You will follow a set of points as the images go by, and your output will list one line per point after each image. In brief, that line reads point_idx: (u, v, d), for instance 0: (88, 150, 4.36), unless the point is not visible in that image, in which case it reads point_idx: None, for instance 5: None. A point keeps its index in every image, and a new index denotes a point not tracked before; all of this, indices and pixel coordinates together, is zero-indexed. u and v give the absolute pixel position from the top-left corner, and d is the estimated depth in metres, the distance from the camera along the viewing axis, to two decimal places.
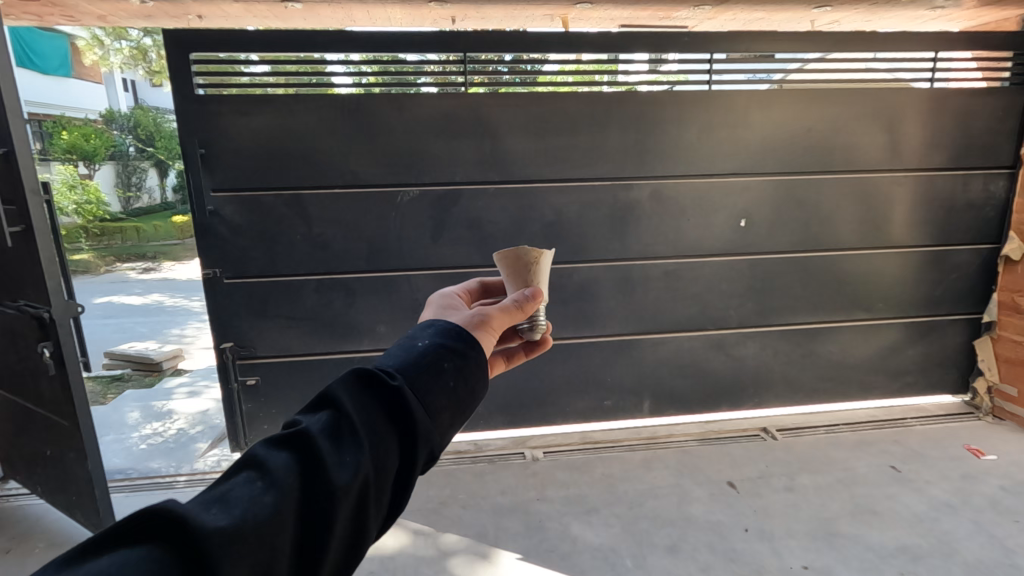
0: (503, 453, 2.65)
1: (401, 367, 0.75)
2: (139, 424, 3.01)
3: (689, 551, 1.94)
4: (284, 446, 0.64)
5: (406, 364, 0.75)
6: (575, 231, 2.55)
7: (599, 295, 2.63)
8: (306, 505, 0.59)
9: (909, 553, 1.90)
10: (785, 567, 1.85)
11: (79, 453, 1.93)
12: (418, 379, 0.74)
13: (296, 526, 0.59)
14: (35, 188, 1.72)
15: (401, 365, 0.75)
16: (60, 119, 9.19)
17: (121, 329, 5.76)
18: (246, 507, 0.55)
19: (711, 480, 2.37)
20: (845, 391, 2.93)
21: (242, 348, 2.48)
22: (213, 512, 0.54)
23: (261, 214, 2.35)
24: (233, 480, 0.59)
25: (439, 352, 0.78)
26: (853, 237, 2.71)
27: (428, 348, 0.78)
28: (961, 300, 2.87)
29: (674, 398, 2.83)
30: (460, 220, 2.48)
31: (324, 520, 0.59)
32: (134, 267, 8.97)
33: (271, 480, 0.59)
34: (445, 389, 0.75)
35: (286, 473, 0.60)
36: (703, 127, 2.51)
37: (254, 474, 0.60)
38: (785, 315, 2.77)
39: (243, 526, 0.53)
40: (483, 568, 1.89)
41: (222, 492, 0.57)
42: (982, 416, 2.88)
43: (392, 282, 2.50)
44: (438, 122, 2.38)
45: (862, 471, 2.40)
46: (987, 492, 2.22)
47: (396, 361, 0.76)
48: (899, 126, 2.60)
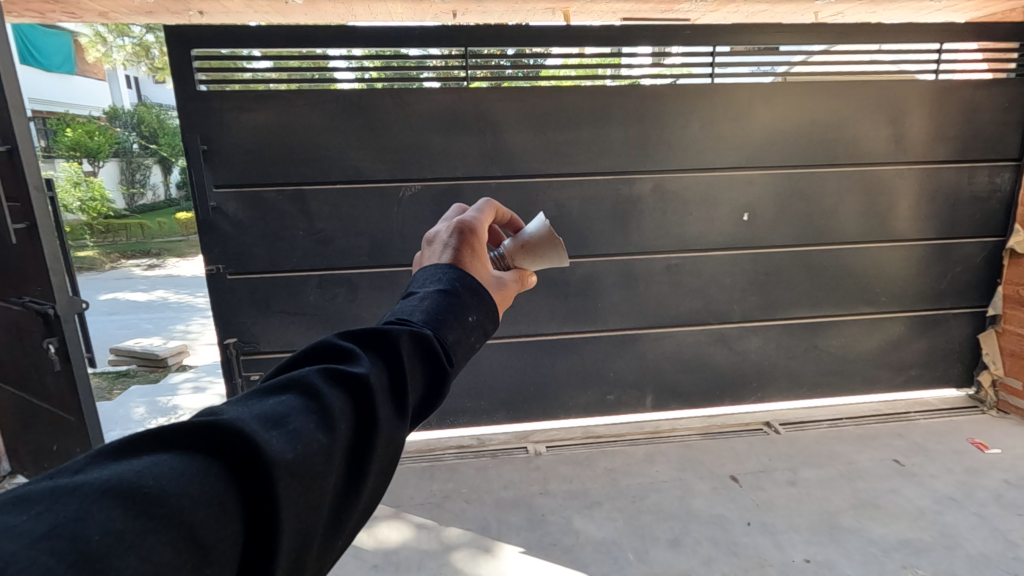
0: (506, 447, 2.65)
1: (436, 319, 0.73)
2: (145, 419, 3.03)
3: (691, 544, 1.95)
4: (332, 381, 0.61)
5: (441, 316, 0.74)
6: (577, 226, 2.55)
7: (601, 290, 2.63)
8: (352, 455, 0.59)
9: (911, 546, 1.90)
10: (787, 560, 1.86)
11: (86, 448, 1.94)
12: (451, 336, 0.73)
13: (343, 469, 0.58)
14: (39, 185, 1.73)
15: (439, 320, 0.73)
16: (64, 116, 9.22)
17: (127, 325, 5.80)
18: (310, 441, 0.53)
19: (714, 474, 2.38)
20: (849, 385, 2.93)
21: (245, 343, 2.50)
22: (276, 434, 0.51)
23: (264, 210, 2.36)
24: (285, 403, 0.56)
25: (470, 311, 0.77)
26: (857, 230, 2.70)
27: (459, 303, 0.77)
28: (966, 293, 2.85)
29: (677, 392, 2.83)
30: None
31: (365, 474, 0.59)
32: (138, 264, 9.01)
33: (329, 418, 0.57)
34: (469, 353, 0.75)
35: (340, 413, 0.58)
36: (707, 121, 2.50)
37: (307, 404, 0.57)
38: (789, 309, 2.77)
39: (309, 462, 0.51)
40: (486, 561, 1.90)
41: (281, 415, 0.54)
42: (986, 410, 2.87)
43: (395, 277, 2.50)
44: (441, 117, 2.37)
45: (865, 465, 2.40)
46: (991, 486, 2.22)
47: (430, 311, 0.74)
48: (905, 118, 2.58)
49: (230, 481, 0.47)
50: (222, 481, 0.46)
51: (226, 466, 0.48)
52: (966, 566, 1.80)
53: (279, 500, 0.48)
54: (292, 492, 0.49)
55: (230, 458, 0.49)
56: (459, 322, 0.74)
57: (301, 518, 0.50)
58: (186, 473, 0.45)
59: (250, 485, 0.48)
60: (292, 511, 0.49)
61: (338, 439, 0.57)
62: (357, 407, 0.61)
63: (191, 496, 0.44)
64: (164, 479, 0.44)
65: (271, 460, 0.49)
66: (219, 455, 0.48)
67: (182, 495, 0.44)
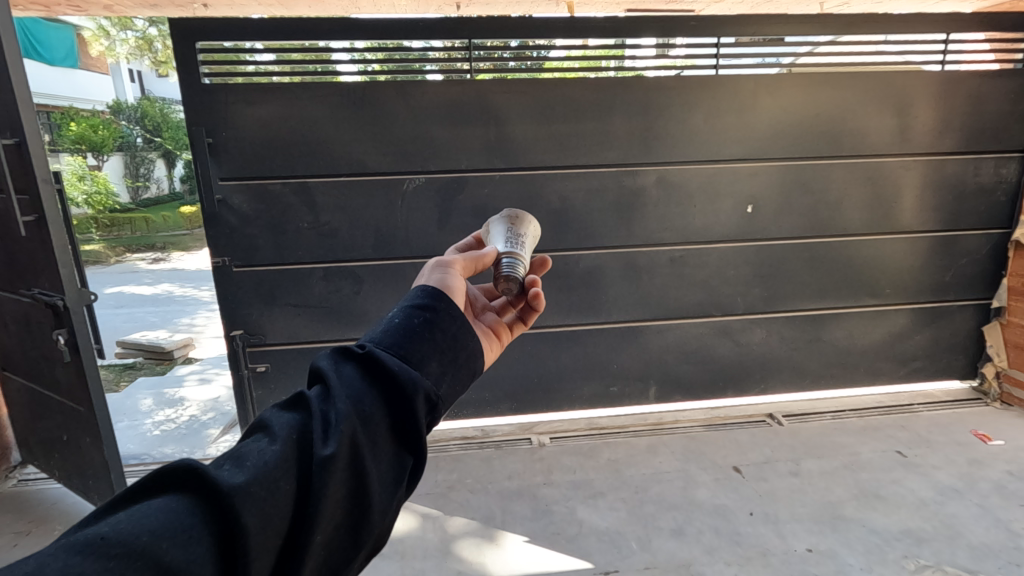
0: (509, 439, 2.67)
1: (377, 332, 0.77)
2: (152, 411, 3.06)
3: (694, 534, 1.96)
4: (283, 412, 0.68)
5: (382, 328, 0.77)
6: (581, 218, 2.55)
7: (605, 282, 2.64)
8: (302, 469, 0.61)
9: (913, 536, 1.91)
10: (789, 549, 1.87)
11: (95, 439, 1.97)
12: (391, 337, 0.75)
13: (299, 483, 0.60)
14: (47, 178, 1.74)
15: (378, 334, 0.76)
16: (69, 110, 9.26)
17: (133, 319, 5.84)
18: (255, 462, 0.58)
19: (716, 465, 2.39)
20: (851, 377, 2.94)
21: (251, 335, 2.51)
22: (226, 467, 0.57)
23: (268, 203, 2.37)
24: (243, 442, 0.64)
25: (412, 313, 0.78)
26: (861, 222, 2.70)
27: (401, 311, 0.79)
28: (970, 285, 2.85)
29: (680, 384, 2.84)
30: (466, 208, 2.48)
31: (320, 479, 0.60)
32: (144, 257, 9.04)
33: (276, 437, 0.63)
34: (424, 344, 0.75)
35: (282, 431, 0.64)
36: (710, 113, 2.49)
37: (258, 436, 0.64)
38: (792, 301, 2.77)
39: (255, 479, 0.56)
40: (491, 550, 1.92)
41: (235, 452, 0.61)
42: (990, 401, 2.87)
43: (399, 269, 2.52)
44: (444, 110, 2.37)
45: (867, 456, 2.41)
46: (993, 477, 2.22)
47: (374, 329, 0.78)
48: (910, 110, 2.57)
49: (188, 511, 0.52)
50: (179, 512, 0.52)
51: (182, 500, 0.53)
52: (968, 555, 1.81)
53: (237, 518, 0.53)
54: (243, 508, 0.54)
55: (185, 494, 0.54)
56: (399, 326, 0.76)
57: (256, 526, 0.54)
58: (142, 515, 0.50)
59: (205, 511, 0.53)
60: (247, 523, 0.53)
61: (280, 452, 0.61)
62: (302, 428, 0.64)
63: (148, 531, 0.49)
64: (121, 524, 0.49)
65: (216, 484, 0.54)
66: (176, 495, 0.54)
67: (141, 531, 0.49)
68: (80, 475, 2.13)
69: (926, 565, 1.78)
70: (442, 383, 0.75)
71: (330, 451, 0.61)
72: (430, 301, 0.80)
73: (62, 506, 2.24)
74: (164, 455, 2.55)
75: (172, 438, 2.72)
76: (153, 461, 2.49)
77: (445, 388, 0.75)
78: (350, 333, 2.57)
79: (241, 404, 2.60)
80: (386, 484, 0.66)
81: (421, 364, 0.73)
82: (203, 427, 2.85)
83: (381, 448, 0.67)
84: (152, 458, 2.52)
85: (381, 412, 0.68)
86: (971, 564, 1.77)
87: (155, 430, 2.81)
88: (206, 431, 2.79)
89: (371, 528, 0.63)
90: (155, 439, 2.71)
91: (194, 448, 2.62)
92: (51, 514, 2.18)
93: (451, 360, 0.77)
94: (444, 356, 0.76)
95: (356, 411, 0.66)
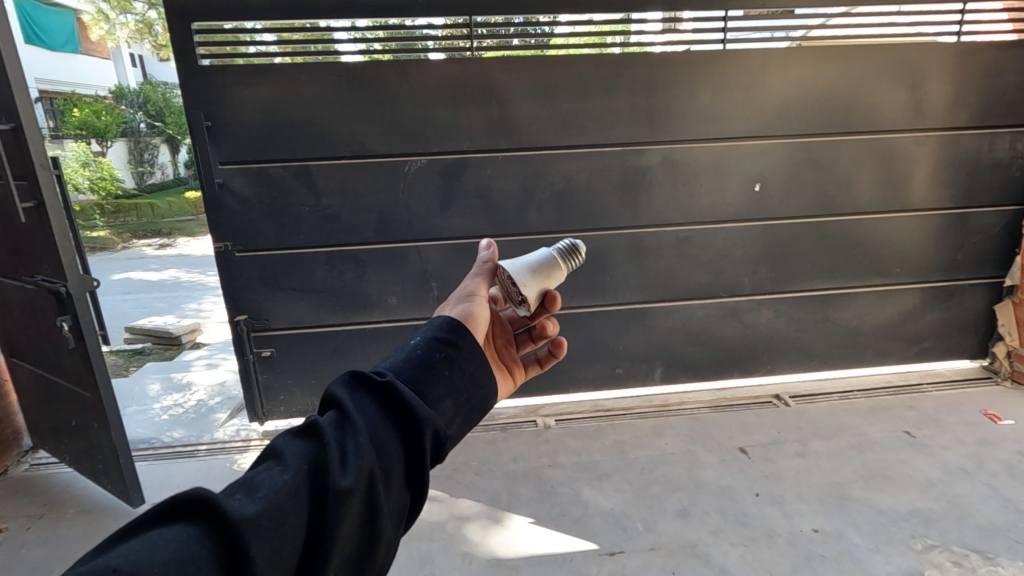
0: (514, 421, 2.67)
1: (395, 361, 0.77)
2: (160, 395, 3.08)
3: (699, 514, 1.96)
4: (295, 438, 0.66)
5: (400, 360, 0.77)
6: (585, 199, 2.52)
7: (609, 262, 2.61)
8: (316, 499, 0.60)
9: (920, 516, 1.90)
10: (795, 529, 1.87)
11: (102, 424, 1.98)
12: (409, 370, 0.75)
13: (312, 514, 0.59)
14: (45, 163, 1.73)
15: (396, 365, 0.76)
16: (71, 97, 9.27)
17: (140, 304, 5.89)
18: (266, 491, 0.57)
19: (722, 446, 2.38)
20: (860, 357, 2.91)
21: (255, 320, 2.51)
22: (237, 498, 0.56)
23: (270, 187, 2.35)
24: (252, 470, 0.62)
25: (431, 346, 0.79)
26: (871, 200, 2.65)
27: (421, 341, 0.80)
28: (982, 263, 2.80)
29: (685, 365, 2.83)
30: (468, 189, 2.46)
31: (336, 514, 0.59)
32: (150, 244, 9.10)
33: (287, 464, 0.62)
34: (441, 381, 0.76)
35: (294, 459, 0.62)
36: (717, 89, 2.43)
37: (269, 463, 0.62)
38: (800, 281, 2.73)
39: (267, 510, 0.55)
40: (497, 532, 1.93)
41: (245, 479, 0.59)
42: (1000, 380, 2.83)
43: (403, 253, 2.50)
44: (445, 89, 2.33)
45: (876, 437, 2.39)
46: (1003, 457, 2.20)
47: (391, 359, 0.78)
48: (923, 84, 2.50)
49: (197, 541, 0.51)
50: (188, 543, 0.51)
51: (192, 530, 0.52)
52: (976, 536, 1.80)
53: (245, 550, 0.52)
54: (251, 542, 0.53)
55: (196, 524, 0.53)
56: (418, 360, 0.77)
57: (263, 560, 0.53)
58: (153, 546, 0.50)
59: (214, 542, 0.52)
60: (255, 556, 0.52)
61: (292, 482, 0.59)
62: (316, 456, 0.63)
63: (160, 563, 0.48)
64: (132, 556, 0.48)
65: (227, 516, 0.53)
66: (187, 525, 0.53)
67: (152, 563, 0.48)
68: (90, 460, 2.15)
69: (932, 545, 1.77)
70: (453, 423, 0.76)
71: (348, 482, 0.61)
72: (449, 336, 0.81)
73: (74, 489, 2.27)
74: (172, 440, 2.57)
75: (180, 422, 2.74)
76: (163, 446, 2.52)
77: (455, 428, 0.77)
78: (353, 317, 2.56)
79: (247, 388, 2.60)
80: (393, 520, 0.66)
81: (437, 403, 0.74)
82: (211, 411, 2.86)
83: (392, 483, 0.67)
84: (161, 442, 2.55)
85: (396, 447, 0.68)
86: (979, 544, 1.76)
87: (163, 414, 2.83)
88: (214, 415, 2.80)
89: (376, 562, 0.63)
90: (164, 423, 2.73)
91: (203, 431, 2.64)
92: (63, 498, 2.21)
93: (465, 399, 0.78)
94: (459, 395, 0.77)
95: (373, 445, 0.66)
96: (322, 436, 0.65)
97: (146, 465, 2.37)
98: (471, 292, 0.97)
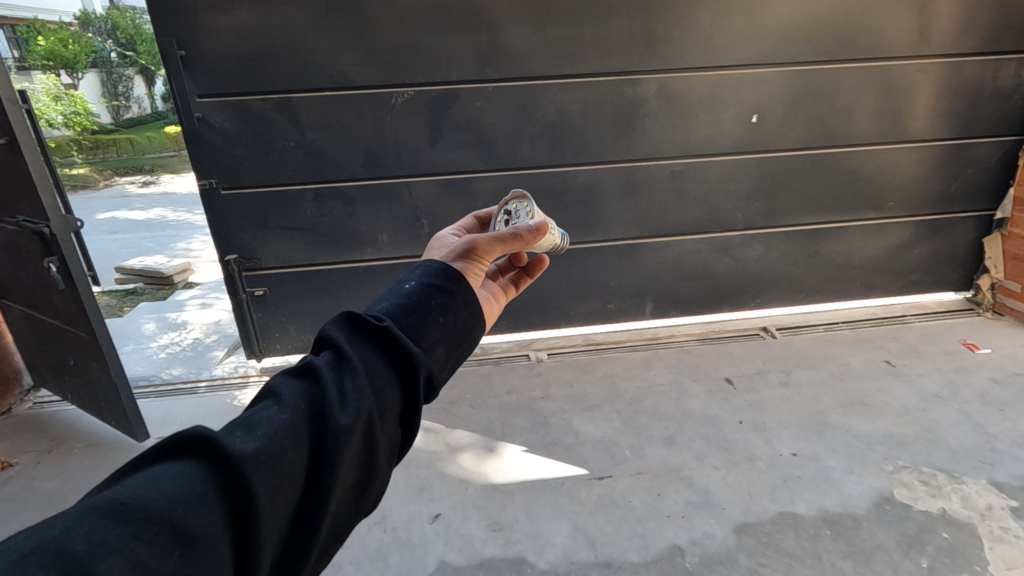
0: (508, 355, 2.72)
1: (389, 304, 0.78)
2: (156, 334, 3.10)
3: (685, 441, 2.05)
4: (292, 378, 0.68)
5: (394, 303, 0.78)
6: (579, 131, 2.46)
7: (603, 198, 2.59)
8: (315, 437, 0.62)
9: (894, 440, 2.00)
10: (775, 453, 1.97)
11: (101, 363, 2.01)
12: (404, 315, 0.76)
13: (311, 453, 0.61)
14: (12, 97, 1.64)
15: (391, 308, 0.77)
16: (34, 24, 8.72)
17: (128, 244, 5.81)
18: (267, 430, 0.59)
19: (709, 377, 2.46)
20: (847, 290, 2.95)
21: (246, 260, 2.49)
22: (237, 435, 0.58)
23: (252, 121, 2.26)
24: (251, 408, 0.64)
25: (426, 290, 0.80)
26: (869, 131, 2.60)
27: (416, 286, 0.80)
28: (975, 196, 2.79)
29: (676, 299, 2.86)
30: (458, 123, 2.38)
31: (334, 453, 0.61)
32: (133, 182, 8.87)
33: (286, 403, 0.63)
34: (436, 326, 0.77)
35: (292, 399, 0.64)
36: (718, 13, 2.32)
37: (267, 402, 0.64)
38: (793, 215, 2.72)
39: (268, 448, 0.57)
40: (492, 460, 2.02)
41: (245, 417, 0.61)
42: (983, 312, 2.89)
43: (393, 189, 2.45)
44: (431, 14, 2.20)
45: (858, 367, 2.46)
46: (977, 384, 2.29)
47: (386, 302, 0.79)
48: (933, 6, 2.39)
49: (202, 476, 0.53)
50: (192, 478, 0.52)
51: (196, 465, 0.54)
52: (945, 457, 1.90)
53: (247, 485, 0.54)
54: (254, 475, 0.54)
55: (200, 460, 0.55)
56: (412, 304, 0.77)
57: (267, 494, 0.55)
58: (159, 480, 0.51)
59: (218, 478, 0.54)
60: (259, 490, 0.54)
61: (290, 420, 0.61)
62: (314, 397, 0.65)
63: (168, 496, 0.50)
64: (139, 489, 0.50)
65: (231, 452, 0.55)
66: (191, 461, 0.55)
67: (160, 495, 0.50)
68: (93, 398, 2.19)
69: (903, 466, 1.87)
70: (445, 369, 0.78)
71: (348, 422, 0.63)
72: (445, 282, 0.82)
73: (78, 425, 2.32)
74: (171, 377, 2.62)
75: (178, 360, 2.78)
76: (163, 383, 2.57)
77: (448, 372, 0.79)
78: (345, 255, 2.55)
79: (242, 326, 2.62)
80: (388, 458, 0.69)
81: (431, 348, 0.76)
82: (208, 348, 2.90)
83: (388, 423, 0.69)
84: (161, 380, 2.59)
85: (391, 389, 0.70)
86: (947, 464, 1.87)
87: (161, 352, 2.87)
88: (211, 353, 2.84)
89: (372, 497, 0.66)
90: (162, 361, 2.77)
91: (201, 369, 2.69)
92: (70, 433, 2.27)
93: (457, 345, 0.80)
94: (453, 341, 0.79)
95: (370, 387, 0.67)
96: (320, 376, 0.66)
97: (148, 402, 2.43)
98: (478, 250, 0.92)
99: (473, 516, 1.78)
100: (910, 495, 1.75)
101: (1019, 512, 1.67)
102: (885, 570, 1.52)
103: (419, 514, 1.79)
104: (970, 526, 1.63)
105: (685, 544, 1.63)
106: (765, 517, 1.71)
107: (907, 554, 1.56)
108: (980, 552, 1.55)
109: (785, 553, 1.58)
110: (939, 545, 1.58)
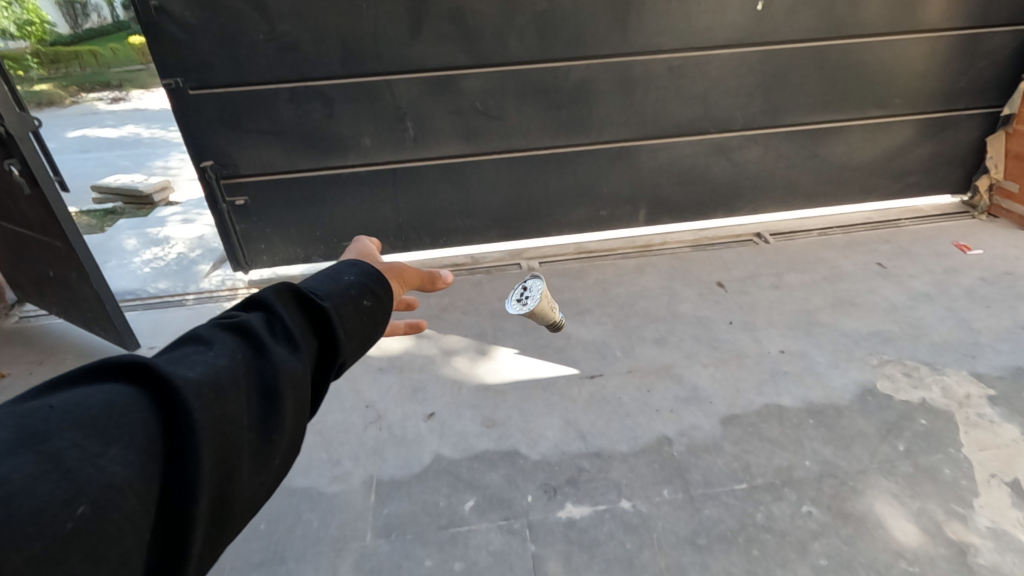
0: (499, 264, 2.69)
1: (321, 282, 0.73)
2: (139, 250, 3.03)
3: (675, 341, 2.08)
4: (221, 329, 0.61)
5: (326, 283, 0.74)
6: (571, 22, 2.28)
7: (596, 96, 2.45)
8: (251, 393, 0.56)
9: (880, 337, 2.03)
10: (763, 351, 2.00)
11: (81, 272, 1.96)
12: (334, 293, 0.72)
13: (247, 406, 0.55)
14: None
15: (322, 287, 0.72)
16: None
17: (103, 163, 5.57)
18: (203, 370, 0.53)
19: (701, 281, 2.45)
20: (844, 194, 2.89)
21: (223, 166, 2.38)
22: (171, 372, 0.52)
23: (215, 11, 2.08)
24: (174, 353, 0.57)
25: (360, 281, 0.76)
26: (880, 20, 2.44)
27: (346, 275, 0.76)
28: (983, 91, 2.68)
29: (670, 205, 2.80)
30: (440, 12, 2.20)
31: (267, 420, 0.55)
32: (101, 98, 8.39)
33: (223, 351, 0.58)
34: (363, 314, 0.73)
35: (227, 349, 0.58)
36: None
37: (196, 349, 0.57)
38: (794, 113, 2.61)
39: (207, 387, 0.52)
40: (484, 362, 2.04)
41: (175, 359, 0.55)
42: (977, 215, 2.84)
43: (373, 88, 2.31)
44: None
45: (849, 269, 2.46)
46: (965, 284, 2.30)
47: (316, 282, 0.74)
48: None
49: (130, 403, 0.48)
50: (118, 407, 0.47)
51: (124, 393, 0.48)
52: (928, 351, 1.94)
53: (183, 421, 0.48)
54: (192, 402, 0.49)
55: (128, 389, 0.49)
56: (338, 288, 0.73)
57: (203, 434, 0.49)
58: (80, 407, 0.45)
59: (148, 410, 0.48)
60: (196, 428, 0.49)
61: (228, 365, 0.56)
62: (247, 352, 0.59)
63: (86, 423, 0.45)
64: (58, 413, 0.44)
65: (170, 383, 0.50)
66: (117, 388, 0.49)
67: (80, 420, 0.44)
68: (78, 309, 2.16)
69: (886, 360, 1.91)
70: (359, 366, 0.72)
71: (282, 386, 0.58)
72: (374, 280, 0.78)
73: (68, 338, 2.31)
74: (158, 291, 2.58)
75: (163, 274, 2.73)
76: (150, 296, 2.53)
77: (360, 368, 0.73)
78: (327, 161, 2.44)
79: (226, 238, 2.56)
80: None
81: (353, 335, 0.71)
82: (193, 262, 2.84)
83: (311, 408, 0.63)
84: (147, 293, 2.56)
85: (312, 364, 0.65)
86: (930, 358, 1.91)
87: (145, 267, 2.81)
88: (197, 266, 2.78)
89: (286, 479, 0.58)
90: (147, 276, 2.72)
91: (188, 282, 2.64)
92: (60, 346, 2.26)
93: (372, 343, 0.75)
94: (372, 335, 0.74)
95: (301, 354, 0.63)
96: (251, 330, 0.61)
97: (136, 315, 2.41)
98: None
99: (466, 414, 1.81)
100: (891, 386, 1.80)
101: (995, 399, 1.73)
102: (863, 453, 1.58)
103: (414, 413, 1.83)
104: (947, 413, 1.69)
105: (672, 435, 1.69)
106: (751, 409, 1.76)
107: (885, 439, 1.62)
108: (955, 436, 1.61)
109: (769, 440, 1.64)
110: (916, 431, 1.64)
